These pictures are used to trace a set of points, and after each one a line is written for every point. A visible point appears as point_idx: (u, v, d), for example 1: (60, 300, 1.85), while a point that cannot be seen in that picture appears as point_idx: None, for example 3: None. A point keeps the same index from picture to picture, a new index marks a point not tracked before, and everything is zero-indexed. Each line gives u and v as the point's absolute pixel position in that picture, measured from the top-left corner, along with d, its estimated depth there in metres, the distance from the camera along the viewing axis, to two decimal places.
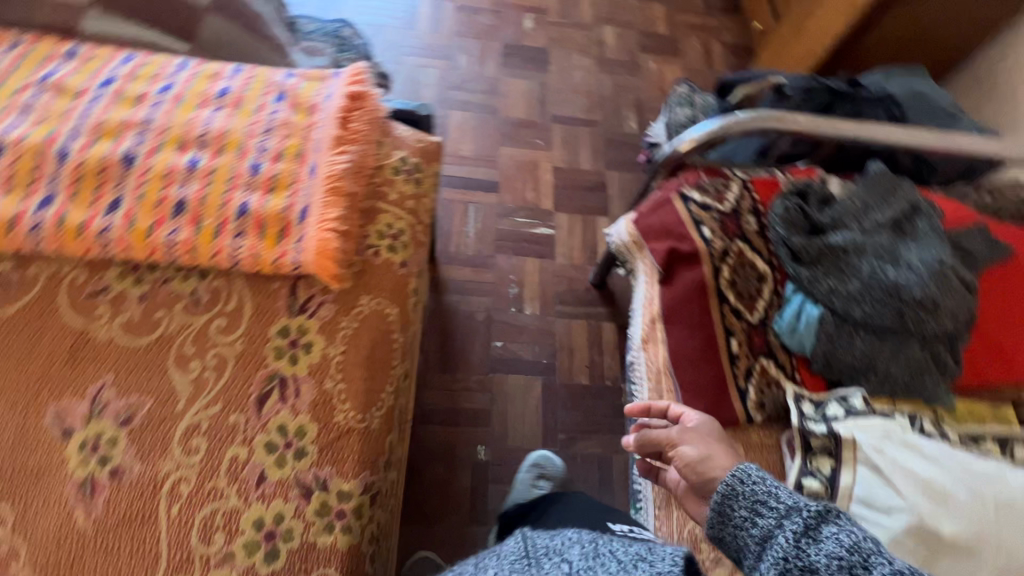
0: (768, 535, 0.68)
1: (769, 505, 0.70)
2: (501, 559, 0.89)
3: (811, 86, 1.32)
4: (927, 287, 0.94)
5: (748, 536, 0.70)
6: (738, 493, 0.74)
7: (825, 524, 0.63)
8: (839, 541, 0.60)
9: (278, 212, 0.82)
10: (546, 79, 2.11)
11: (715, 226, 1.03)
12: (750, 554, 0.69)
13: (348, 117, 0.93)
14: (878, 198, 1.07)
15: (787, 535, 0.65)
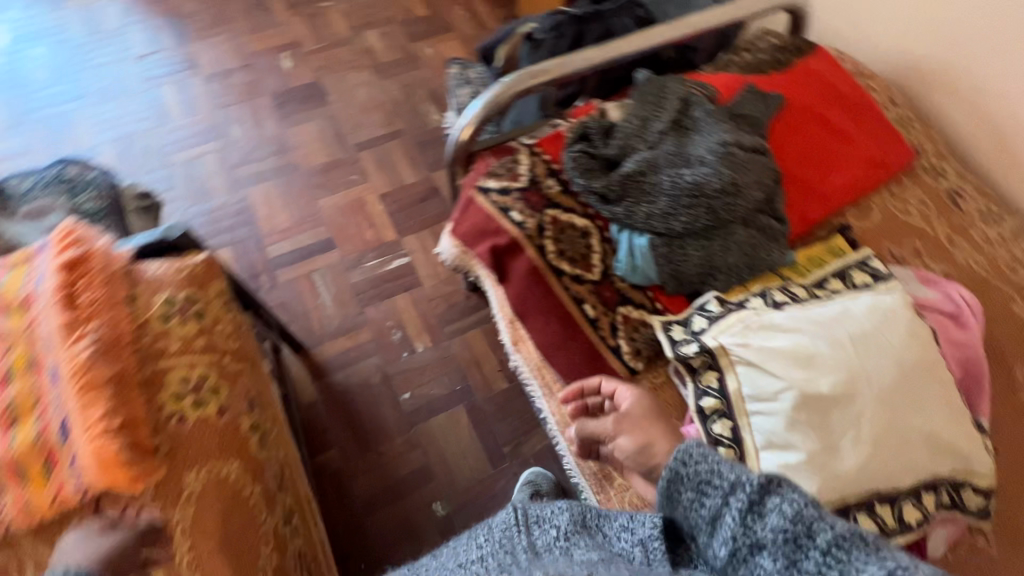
0: (716, 514, 0.63)
1: (713, 481, 0.64)
2: (485, 530, 0.85)
3: (557, 22, 1.30)
4: (722, 174, 0.96)
5: (697, 517, 0.65)
6: (682, 475, 0.67)
7: (771, 497, 0.58)
8: (786, 513, 0.57)
9: (31, 445, 0.69)
10: (332, 111, 1.98)
11: (522, 205, 1.00)
12: (697, 529, 0.64)
13: (72, 293, 0.78)
14: (652, 107, 1.08)
15: (733, 514, 0.60)
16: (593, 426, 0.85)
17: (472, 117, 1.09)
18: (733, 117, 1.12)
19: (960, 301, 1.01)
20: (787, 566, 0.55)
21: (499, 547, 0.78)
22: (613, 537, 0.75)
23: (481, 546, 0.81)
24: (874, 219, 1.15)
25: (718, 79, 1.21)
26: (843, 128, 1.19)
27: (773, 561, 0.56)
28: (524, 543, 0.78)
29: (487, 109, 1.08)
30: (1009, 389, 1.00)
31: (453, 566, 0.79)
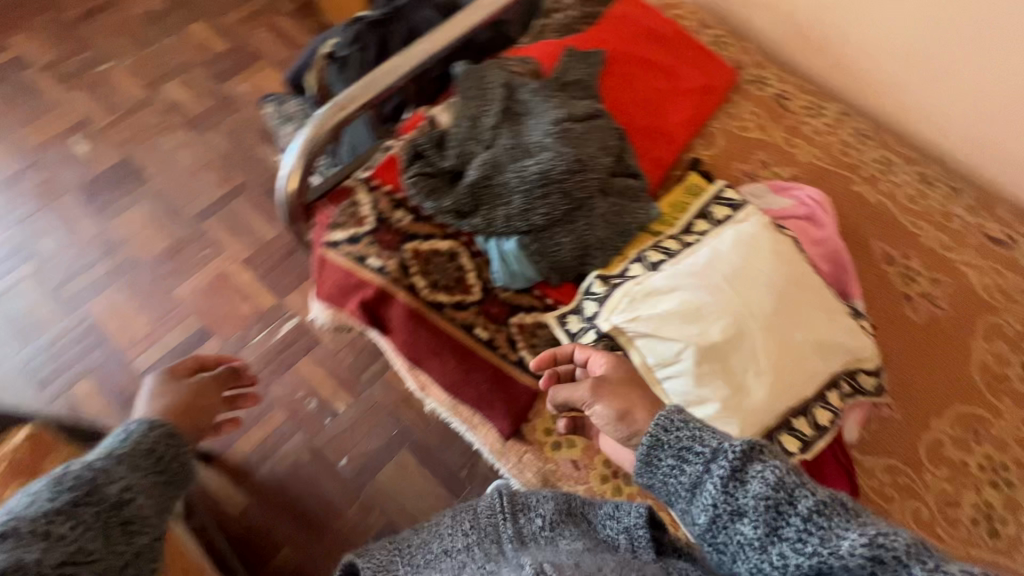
0: (697, 483, 0.54)
1: (693, 448, 0.55)
2: (467, 513, 0.78)
3: (355, 34, 1.19)
4: (565, 154, 0.93)
5: (675, 486, 0.56)
6: (664, 441, 0.57)
7: (752, 463, 0.51)
8: (766, 480, 0.49)
9: None
10: (156, 187, 1.74)
11: (378, 248, 0.92)
12: (675, 498, 0.56)
13: None
14: (478, 102, 1.02)
15: (714, 481, 0.52)
16: (565, 392, 0.79)
17: (295, 162, 0.96)
18: (562, 87, 1.08)
19: (811, 202, 1.06)
20: (768, 533, 0.48)
21: (484, 538, 0.74)
22: (598, 524, 0.73)
23: (466, 532, 0.75)
24: (720, 144, 1.18)
25: (538, 50, 1.17)
26: (667, 65, 1.20)
27: (753, 528, 0.49)
28: (512, 533, 0.73)
29: (308, 150, 0.96)
30: (870, 265, 1.09)
31: (437, 552, 0.74)
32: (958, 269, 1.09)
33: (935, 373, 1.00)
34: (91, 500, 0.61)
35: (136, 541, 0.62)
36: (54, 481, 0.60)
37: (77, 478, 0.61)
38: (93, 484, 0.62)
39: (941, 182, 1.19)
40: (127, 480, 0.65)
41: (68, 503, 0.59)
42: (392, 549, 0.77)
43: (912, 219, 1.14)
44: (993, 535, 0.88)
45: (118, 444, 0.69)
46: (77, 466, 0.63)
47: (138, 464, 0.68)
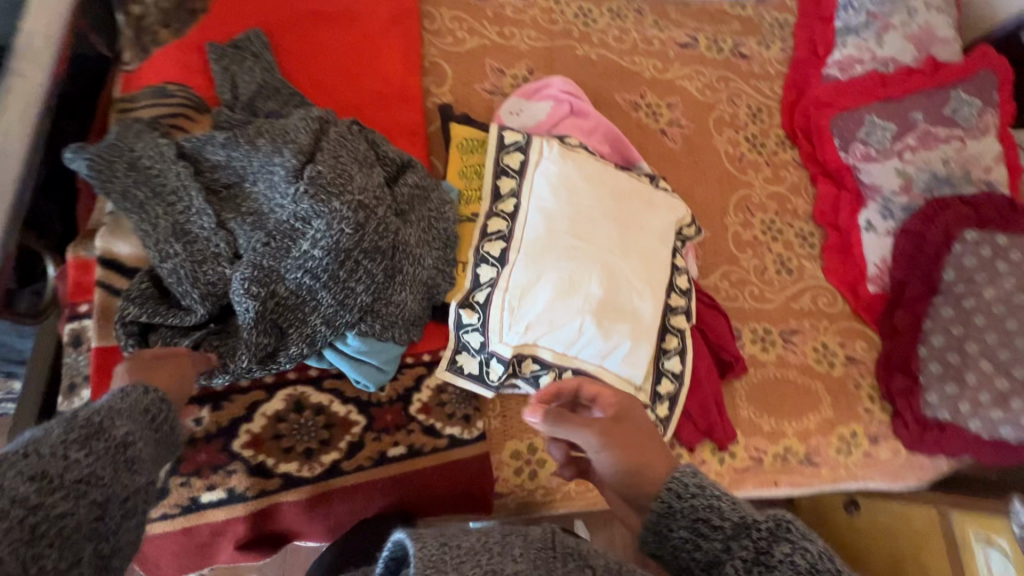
0: (715, 560, 0.50)
1: (709, 522, 0.50)
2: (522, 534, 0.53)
3: None
4: (339, 209, 0.70)
5: (690, 561, 0.51)
6: (673, 510, 0.52)
7: (778, 543, 0.46)
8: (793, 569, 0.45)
9: None
10: None
11: (204, 476, 0.66)
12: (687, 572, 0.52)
13: None
14: (166, 204, 0.68)
15: (736, 565, 0.47)
16: (572, 427, 0.60)
17: None
18: (251, 114, 0.77)
19: (565, 95, 1.03)
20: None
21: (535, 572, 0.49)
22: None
23: (517, 556, 0.51)
24: (449, 73, 1.02)
25: (167, 65, 0.79)
26: (339, 9, 0.94)
27: None
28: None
29: None
30: (626, 121, 1.16)
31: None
32: (678, 85, 1.23)
33: (708, 183, 1.19)
34: (99, 437, 0.50)
35: (136, 482, 0.52)
36: (66, 419, 0.50)
37: (89, 425, 0.51)
38: (104, 417, 0.52)
39: (627, 10, 1.26)
40: (133, 422, 0.53)
41: (78, 437, 0.49)
42: (447, 542, 0.51)
43: (628, 59, 1.21)
44: (791, 273, 1.18)
45: (124, 396, 0.55)
46: (84, 412, 0.51)
47: (154, 410, 0.56)
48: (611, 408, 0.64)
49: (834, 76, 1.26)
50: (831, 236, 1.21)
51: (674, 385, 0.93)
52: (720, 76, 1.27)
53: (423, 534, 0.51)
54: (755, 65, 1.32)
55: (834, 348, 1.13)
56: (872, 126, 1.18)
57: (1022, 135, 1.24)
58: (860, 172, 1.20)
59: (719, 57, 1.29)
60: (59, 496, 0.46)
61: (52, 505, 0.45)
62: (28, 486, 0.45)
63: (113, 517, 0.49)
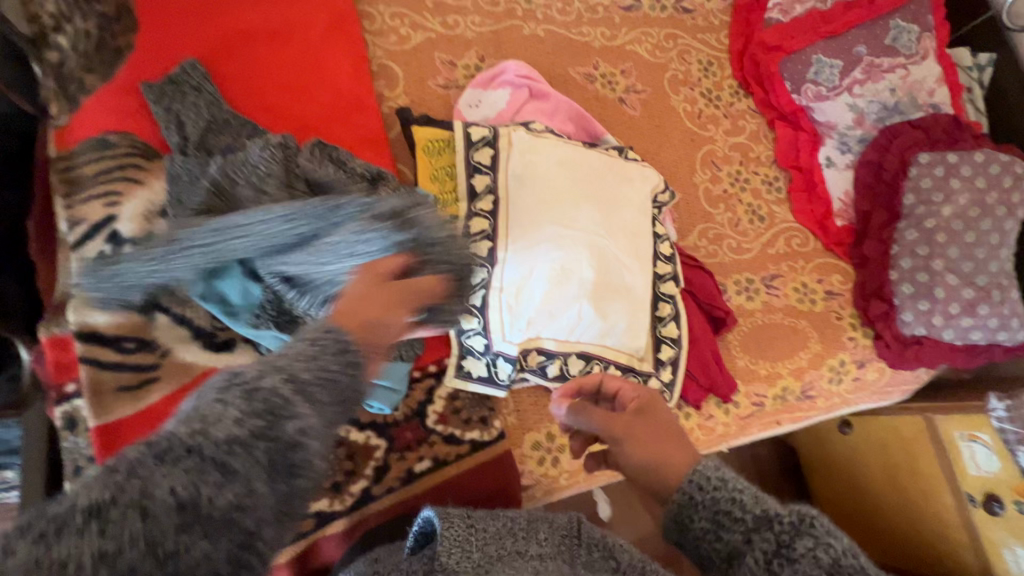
0: (735, 556, 0.46)
1: (732, 513, 0.47)
2: (546, 522, 0.61)
3: None
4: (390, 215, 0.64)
5: (709, 553, 0.48)
6: (694, 500, 0.50)
7: (800, 538, 0.42)
8: (816, 563, 0.41)
9: None
10: None
11: None
12: (707, 565, 0.49)
13: None
14: (179, 232, 0.60)
15: (756, 558, 0.44)
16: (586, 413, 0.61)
17: None
18: (206, 152, 0.73)
19: (522, 79, 1.02)
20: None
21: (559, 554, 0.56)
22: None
23: (541, 540, 0.58)
24: (399, 74, 0.99)
25: (104, 114, 0.74)
26: (274, 23, 0.88)
27: None
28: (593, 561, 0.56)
29: None
30: (584, 95, 1.15)
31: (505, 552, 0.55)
32: (628, 51, 1.22)
33: (672, 145, 1.20)
34: (270, 418, 0.42)
35: (297, 485, 0.43)
36: (242, 391, 0.43)
37: (267, 401, 0.43)
38: (291, 371, 0.45)
39: None
40: (296, 394, 0.44)
41: (249, 414, 0.42)
42: (474, 522, 0.57)
43: (576, 30, 1.19)
44: (763, 220, 1.21)
45: (313, 350, 0.48)
46: (266, 375, 0.44)
47: (339, 364, 0.48)
48: (635, 402, 0.62)
49: (776, 19, 1.28)
50: (795, 178, 1.24)
51: (674, 350, 0.96)
52: (668, 35, 1.27)
53: (451, 514, 0.56)
54: (700, 18, 1.32)
55: (813, 285, 1.17)
56: (820, 65, 1.23)
57: (959, 51, 1.28)
58: (814, 111, 1.24)
59: (664, 16, 1.28)
60: (196, 535, 0.37)
61: (195, 537, 0.37)
62: (172, 515, 0.36)
63: (267, 533, 0.40)
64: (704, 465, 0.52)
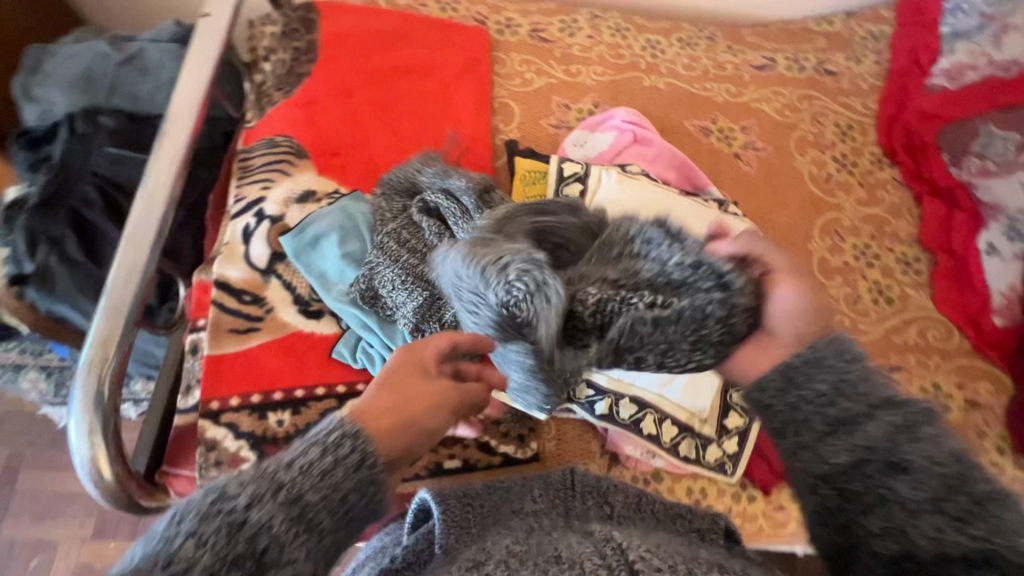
0: (853, 420, 0.52)
1: (858, 388, 0.53)
2: (544, 480, 0.72)
3: (35, 237, 0.84)
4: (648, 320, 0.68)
5: (820, 420, 0.53)
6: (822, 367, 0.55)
7: (927, 426, 0.51)
8: (943, 449, 0.50)
9: None
10: None
11: None
12: (810, 437, 0.53)
13: None
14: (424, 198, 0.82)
15: (881, 425, 0.51)
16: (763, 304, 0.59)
17: (87, 444, 0.66)
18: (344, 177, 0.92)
19: (629, 124, 1.06)
20: (930, 500, 0.49)
21: (554, 510, 0.68)
22: (667, 520, 0.70)
23: (539, 499, 0.69)
24: (516, 112, 1.09)
25: (278, 120, 0.94)
26: (419, 62, 1.05)
27: (912, 485, 0.49)
28: (587, 510, 0.68)
29: (101, 410, 0.66)
30: (696, 146, 1.14)
31: (508, 514, 0.67)
32: (754, 108, 1.19)
33: (790, 205, 1.12)
34: (252, 564, 0.42)
35: None
36: (228, 529, 0.42)
37: (250, 544, 0.42)
38: (295, 493, 0.45)
39: (697, 38, 1.26)
40: (288, 531, 0.44)
41: (226, 559, 0.41)
42: (470, 501, 0.66)
43: (699, 85, 1.20)
44: (894, 302, 1.05)
45: (325, 473, 0.46)
46: (257, 505, 0.43)
47: (347, 489, 0.47)
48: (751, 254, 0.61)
49: (941, 86, 1.14)
50: (944, 261, 1.06)
51: (744, 419, 0.88)
52: (802, 95, 1.21)
53: (447, 498, 0.66)
54: (845, 81, 1.23)
55: (950, 389, 0.98)
56: (990, 137, 1.06)
57: None
58: (978, 189, 1.07)
59: (802, 76, 1.23)
60: None
61: None
62: None
63: None
64: (849, 342, 0.55)
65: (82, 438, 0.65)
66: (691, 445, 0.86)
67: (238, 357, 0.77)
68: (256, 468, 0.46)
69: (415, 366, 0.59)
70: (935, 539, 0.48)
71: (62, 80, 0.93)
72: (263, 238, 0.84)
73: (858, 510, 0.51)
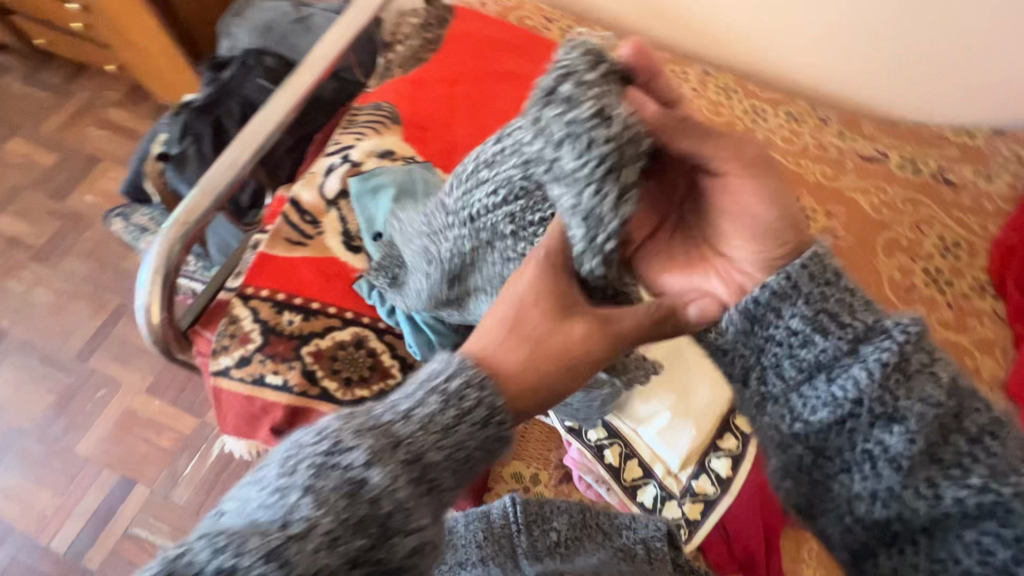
0: (823, 364, 0.43)
1: (838, 320, 0.43)
2: (480, 518, 0.67)
3: (185, 129, 1.07)
4: (660, 222, 0.51)
5: (795, 376, 0.44)
6: (800, 291, 0.44)
7: (920, 353, 0.41)
8: (938, 386, 0.41)
9: None
10: (20, 338, 1.53)
11: (274, 363, 0.83)
12: (780, 395, 0.45)
13: None
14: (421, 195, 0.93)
15: (865, 365, 0.41)
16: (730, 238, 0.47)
17: (149, 288, 0.82)
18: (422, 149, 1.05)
19: None
20: (925, 452, 0.39)
21: (500, 553, 0.63)
22: (611, 533, 0.69)
23: (480, 544, 0.64)
24: None
25: (389, 90, 1.10)
26: (523, 71, 1.16)
27: (906, 441, 0.40)
28: (536, 546, 0.65)
29: (166, 265, 0.82)
30: None
31: (450, 565, 0.63)
32: (848, 196, 1.12)
33: None
34: (375, 531, 0.38)
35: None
36: (343, 494, 0.38)
37: (367, 511, 0.38)
38: (414, 452, 0.41)
39: (808, 116, 1.23)
40: (409, 500, 0.39)
41: (349, 523, 0.37)
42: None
43: (793, 158, 1.16)
44: None
45: (450, 432, 0.42)
46: (377, 464, 0.39)
47: (471, 446, 0.42)
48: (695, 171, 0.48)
49: None
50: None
51: (714, 490, 0.81)
52: (907, 197, 1.12)
53: None
54: (966, 196, 1.12)
55: None
56: None
57: None
58: None
59: (913, 179, 1.14)
60: None
61: None
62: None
63: None
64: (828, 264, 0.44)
65: (147, 280, 0.82)
66: (650, 494, 0.82)
67: (282, 260, 0.90)
68: (362, 418, 0.42)
69: (542, 331, 0.46)
70: (931, 500, 0.39)
71: (250, 25, 1.19)
72: (340, 174, 0.98)
73: (833, 467, 0.43)
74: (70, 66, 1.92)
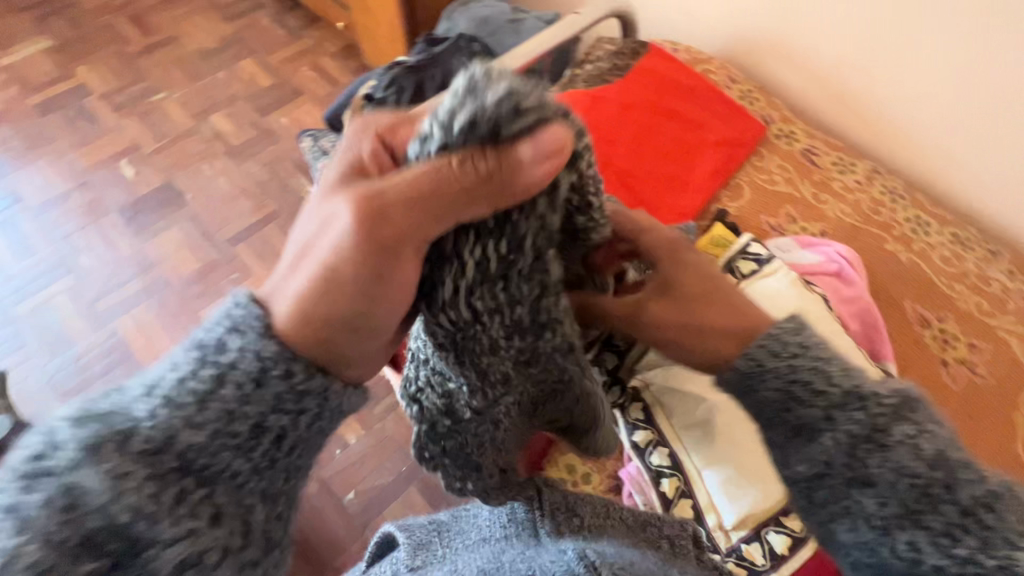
0: (805, 423, 0.49)
1: (811, 387, 0.48)
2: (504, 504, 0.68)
3: (392, 79, 1.25)
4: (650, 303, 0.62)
5: (783, 432, 0.50)
6: (765, 369, 0.51)
7: (902, 422, 0.45)
8: (917, 456, 0.44)
9: None
10: (193, 211, 1.82)
11: None
12: (771, 444, 0.52)
13: None
14: None
15: (836, 434, 0.47)
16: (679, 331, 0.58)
17: None
18: None
19: (840, 258, 1.04)
20: (898, 516, 0.44)
21: (521, 531, 0.63)
22: (634, 526, 0.66)
23: (504, 524, 0.66)
24: (745, 196, 1.17)
25: (567, 96, 1.20)
26: (695, 117, 1.22)
27: (882, 503, 0.45)
28: (559, 523, 0.63)
29: None
30: (901, 327, 1.05)
31: (473, 540, 0.65)
32: (999, 337, 1.04)
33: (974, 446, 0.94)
34: (120, 544, 0.35)
35: None
36: (64, 511, 0.34)
37: (110, 524, 0.35)
38: (162, 440, 0.37)
39: (977, 245, 1.15)
40: (156, 501, 0.36)
41: (75, 544, 0.34)
42: (433, 528, 0.69)
43: (948, 281, 1.09)
44: None
45: (205, 405, 0.38)
46: (100, 464, 0.35)
47: (258, 414, 0.39)
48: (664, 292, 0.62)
49: None
50: None
51: (763, 561, 0.78)
52: None
53: (413, 526, 0.69)
54: None
55: None
56: None
57: None
58: None
59: None
60: None
61: None
62: None
63: None
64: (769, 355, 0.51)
65: None
66: None
67: None
68: (106, 405, 0.38)
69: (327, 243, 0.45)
70: (909, 561, 0.44)
71: (471, 15, 1.37)
72: None
73: (825, 509, 0.48)
74: (309, 15, 2.29)
